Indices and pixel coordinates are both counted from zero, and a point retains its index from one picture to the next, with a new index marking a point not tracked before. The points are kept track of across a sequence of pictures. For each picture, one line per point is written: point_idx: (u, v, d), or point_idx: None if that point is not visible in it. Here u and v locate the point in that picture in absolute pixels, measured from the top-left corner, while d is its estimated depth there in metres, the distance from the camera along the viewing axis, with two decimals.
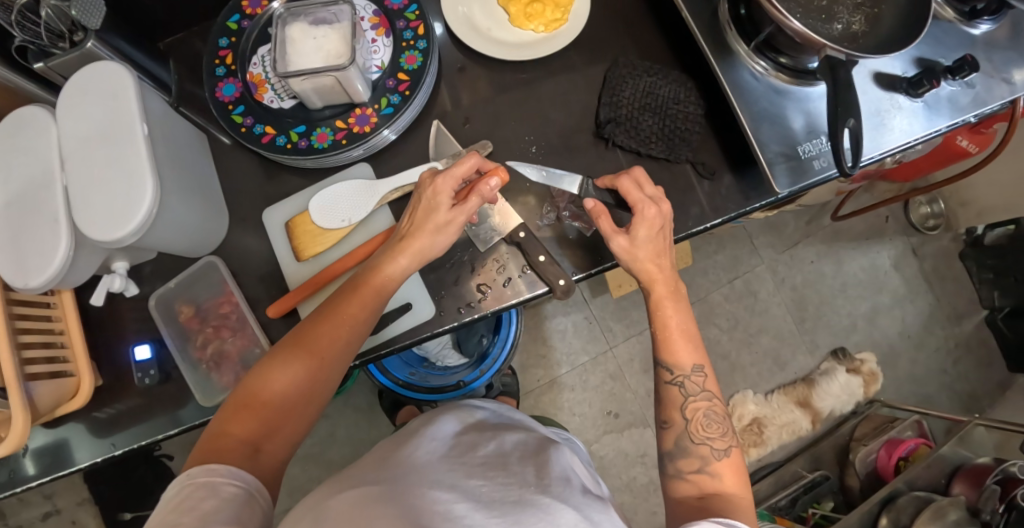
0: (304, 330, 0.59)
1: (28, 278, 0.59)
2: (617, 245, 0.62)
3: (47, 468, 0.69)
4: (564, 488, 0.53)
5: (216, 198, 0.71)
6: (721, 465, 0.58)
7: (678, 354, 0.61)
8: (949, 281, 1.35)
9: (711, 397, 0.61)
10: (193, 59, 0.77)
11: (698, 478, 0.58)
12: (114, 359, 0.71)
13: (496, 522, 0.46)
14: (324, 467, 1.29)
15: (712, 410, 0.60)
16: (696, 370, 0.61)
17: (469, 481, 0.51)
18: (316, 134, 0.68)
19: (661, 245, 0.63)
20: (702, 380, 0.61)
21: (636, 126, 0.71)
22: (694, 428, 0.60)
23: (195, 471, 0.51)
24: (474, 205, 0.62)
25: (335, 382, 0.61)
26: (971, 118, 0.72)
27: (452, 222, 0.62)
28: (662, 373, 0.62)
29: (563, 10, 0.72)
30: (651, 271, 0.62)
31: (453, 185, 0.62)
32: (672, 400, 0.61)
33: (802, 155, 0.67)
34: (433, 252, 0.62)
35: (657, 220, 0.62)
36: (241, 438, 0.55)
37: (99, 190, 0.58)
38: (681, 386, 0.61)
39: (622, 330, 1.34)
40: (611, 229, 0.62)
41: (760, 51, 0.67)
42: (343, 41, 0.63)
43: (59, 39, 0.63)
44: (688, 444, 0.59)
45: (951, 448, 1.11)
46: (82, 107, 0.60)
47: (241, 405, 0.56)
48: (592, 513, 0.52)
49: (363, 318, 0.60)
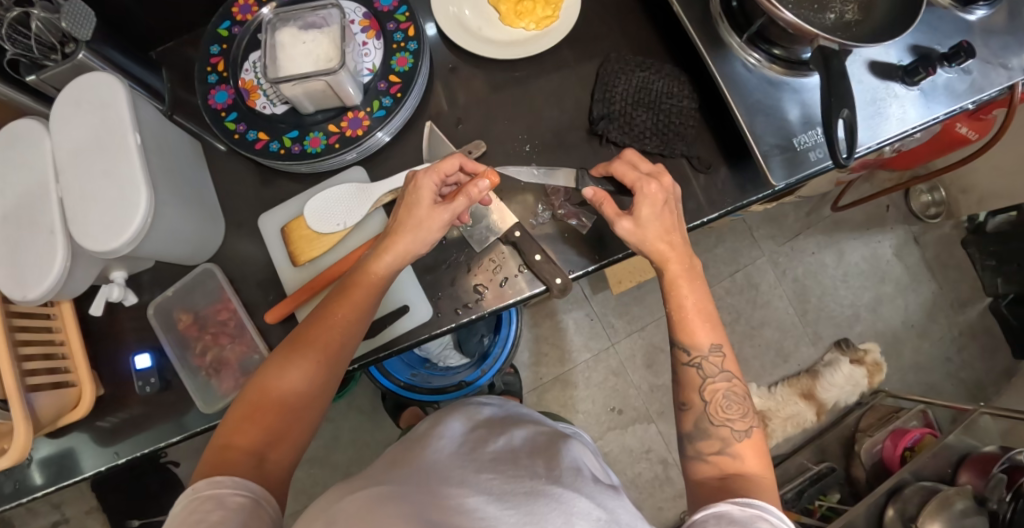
0: (298, 336, 0.59)
1: (27, 290, 0.60)
2: (622, 228, 0.62)
3: (53, 477, 0.69)
4: (575, 478, 0.53)
5: (212, 207, 0.71)
6: (743, 445, 0.58)
7: (696, 335, 0.61)
8: (952, 269, 1.35)
9: (729, 378, 0.60)
10: (184, 66, 0.77)
11: (719, 460, 0.58)
12: (115, 369, 0.71)
13: (510, 514, 0.46)
14: (329, 470, 1.29)
15: (731, 391, 0.60)
16: (715, 350, 0.60)
17: (480, 476, 0.51)
18: (309, 139, 0.68)
19: (670, 221, 0.62)
20: (721, 360, 0.60)
21: (629, 122, 0.70)
22: (713, 410, 0.59)
23: (202, 484, 0.50)
24: (461, 204, 0.61)
25: (334, 386, 0.60)
26: (969, 105, 0.71)
27: (435, 216, 0.61)
28: (680, 354, 0.61)
29: (553, 7, 0.72)
30: (663, 250, 0.61)
31: (436, 182, 0.62)
32: (690, 381, 0.61)
33: (798, 146, 0.67)
34: (421, 248, 0.62)
35: (660, 196, 0.61)
36: (247, 448, 0.54)
37: (97, 201, 0.58)
38: (698, 368, 0.60)
39: (624, 326, 1.34)
40: (614, 213, 0.62)
41: (754, 43, 0.67)
42: (333, 45, 0.63)
43: (51, 51, 0.63)
44: (708, 426, 0.59)
45: (957, 436, 1.10)
46: (76, 118, 0.60)
47: (243, 414, 0.56)
48: (604, 500, 0.51)
49: (357, 317, 0.60)
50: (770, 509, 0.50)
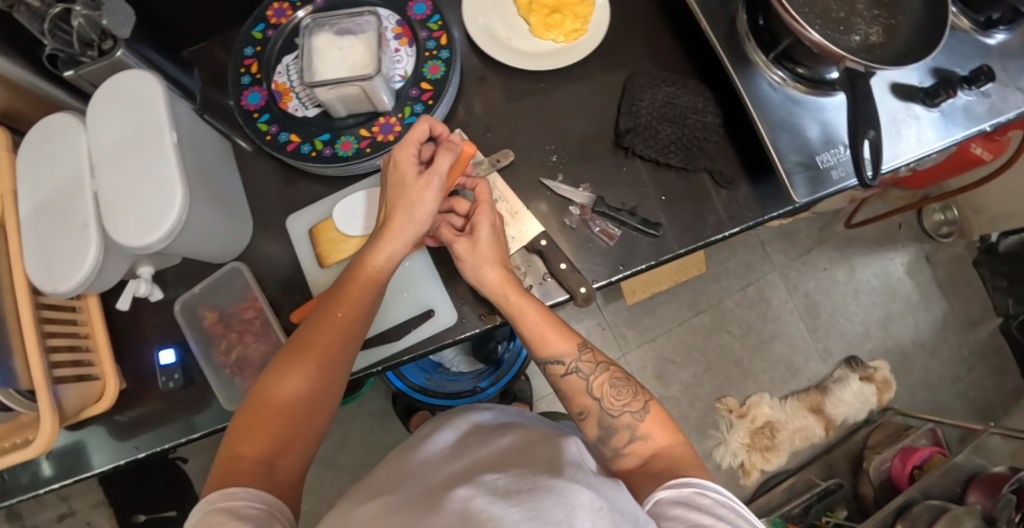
0: (297, 342, 0.60)
1: (58, 283, 0.60)
2: (459, 246, 0.64)
3: (64, 471, 0.70)
4: (577, 471, 0.50)
5: (240, 208, 0.72)
6: (647, 424, 0.60)
7: (557, 347, 0.64)
8: (962, 288, 1.35)
9: (606, 367, 0.64)
10: (215, 67, 0.78)
11: (634, 448, 0.59)
12: (138, 364, 0.72)
13: (514, 511, 0.44)
14: (338, 472, 1.29)
15: (615, 379, 0.63)
16: (582, 349, 0.64)
17: (486, 477, 0.50)
18: (340, 143, 0.69)
19: (502, 252, 0.65)
20: (590, 356, 0.64)
21: (655, 136, 0.71)
22: (607, 403, 0.62)
23: (214, 497, 0.50)
24: (444, 158, 0.60)
25: (336, 391, 0.61)
26: (987, 128, 0.72)
27: (426, 185, 0.60)
28: (554, 367, 0.64)
29: (582, 21, 0.73)
30: (502, 273, 0.64)
31: (415, 150, 0.61)
32: (576, 387, 0.64)
33: (820, 165, 0.68)
34: (414, 224, 0.62)
35: (498, 225, 0.65)
36: (256, 458, 0.54)
37: (130, 196, 0.59)
38: (577, 371, 0.64)
39: (635, 337, 1.32)
40: (452, 233, 0.65)
41: (778, 62, 0.68)
42: (368, 51, 0.63)
43: (88, 48, 0.64)
44: (610, 420, 0.61)
45: (966, 456, 1.09)
46: (110, 117, 0.61)
47: (246, 427, 0.56)
48: (606, 491, 0.48)
49: (354, 317, 0.61)
50: (708, 485, 0.51)
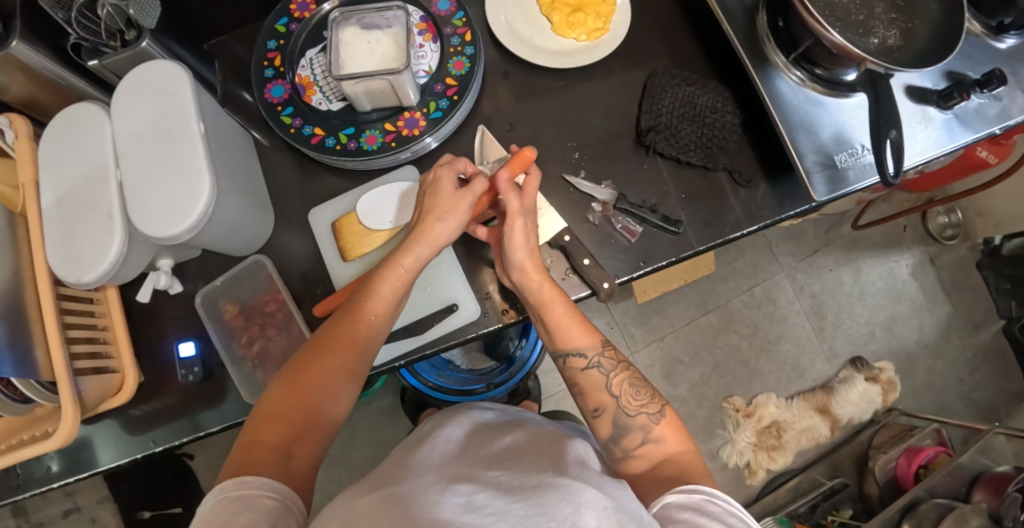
0: (326, 332, 0.59)
1: (81, 274, 0.60)
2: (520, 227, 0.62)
3: (73, 466, 0.70)
4: (582, 470, 0.51)
5: (263, 197, 0.72)
6: (662, 428, 0.60)
7: (577, 342, 0.64)
8: (966, 291, 1.37)
9: (626, 367, 0.64)
10: (236, 61, 0.78)
11: (646, 450, 0.59)
12: (158, 357, 0.71)
13: (519, 506, 0.44)
14: (346, 469, 1.29)
15: (634, 380, 0.63)
16: (604, 346, 0.64)
17: (489, 474, 0.50)
18: (365, 136, 0.69)
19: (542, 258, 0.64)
20: (611, 354, 0.64)
21: (675, 134, 0.72)
22: (625, 402, 0.62)
23: (228, 485, 0.48)
24: (479, 187, 0.62)
25: (359, 383, 0.60)
26: (997, 131, 0.73)
27: (461, 201, 0.61)
28: (576, 360, 0.64)
29: (604, 20, 0.74)
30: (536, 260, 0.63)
31: (454, 174, 0.63)
32: (594, 383, 0.63)
33: (838, 165, 0.69)
34: (450, 231, 0.61)
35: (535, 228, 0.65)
36: (275, 444, 0.53)
37: (157, 187, 0.59)
38: (598, 367, 0.64)
39: (643, 336, 1.33)
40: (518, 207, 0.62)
41: (797, 63, 0.69)
42: (395, 46, 0.64)
43: (112, 38, 0.64)
44: (626, 419, 0.61)
45: (971, 456, 1.11)
46: (140, 106, 0.61)
47: (269, 414, 0.55)
48: (612, 490, 0.49)
49: (385, 312, 0.61)
50: (717, 493, 0.51)
